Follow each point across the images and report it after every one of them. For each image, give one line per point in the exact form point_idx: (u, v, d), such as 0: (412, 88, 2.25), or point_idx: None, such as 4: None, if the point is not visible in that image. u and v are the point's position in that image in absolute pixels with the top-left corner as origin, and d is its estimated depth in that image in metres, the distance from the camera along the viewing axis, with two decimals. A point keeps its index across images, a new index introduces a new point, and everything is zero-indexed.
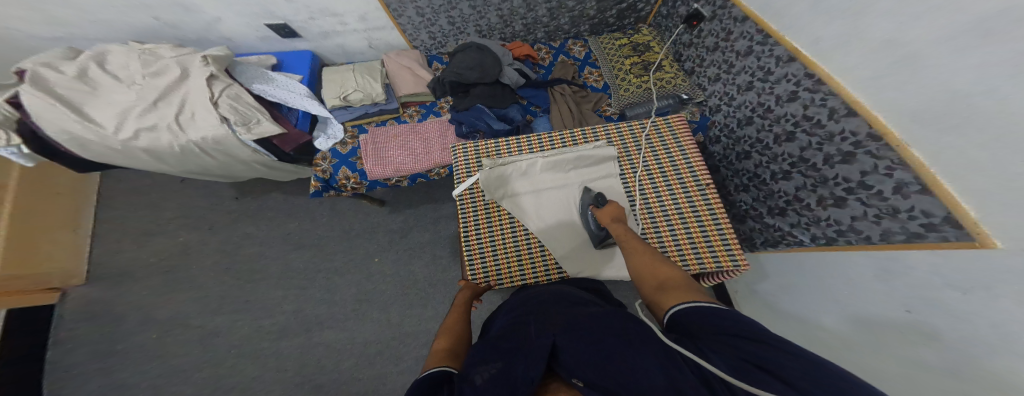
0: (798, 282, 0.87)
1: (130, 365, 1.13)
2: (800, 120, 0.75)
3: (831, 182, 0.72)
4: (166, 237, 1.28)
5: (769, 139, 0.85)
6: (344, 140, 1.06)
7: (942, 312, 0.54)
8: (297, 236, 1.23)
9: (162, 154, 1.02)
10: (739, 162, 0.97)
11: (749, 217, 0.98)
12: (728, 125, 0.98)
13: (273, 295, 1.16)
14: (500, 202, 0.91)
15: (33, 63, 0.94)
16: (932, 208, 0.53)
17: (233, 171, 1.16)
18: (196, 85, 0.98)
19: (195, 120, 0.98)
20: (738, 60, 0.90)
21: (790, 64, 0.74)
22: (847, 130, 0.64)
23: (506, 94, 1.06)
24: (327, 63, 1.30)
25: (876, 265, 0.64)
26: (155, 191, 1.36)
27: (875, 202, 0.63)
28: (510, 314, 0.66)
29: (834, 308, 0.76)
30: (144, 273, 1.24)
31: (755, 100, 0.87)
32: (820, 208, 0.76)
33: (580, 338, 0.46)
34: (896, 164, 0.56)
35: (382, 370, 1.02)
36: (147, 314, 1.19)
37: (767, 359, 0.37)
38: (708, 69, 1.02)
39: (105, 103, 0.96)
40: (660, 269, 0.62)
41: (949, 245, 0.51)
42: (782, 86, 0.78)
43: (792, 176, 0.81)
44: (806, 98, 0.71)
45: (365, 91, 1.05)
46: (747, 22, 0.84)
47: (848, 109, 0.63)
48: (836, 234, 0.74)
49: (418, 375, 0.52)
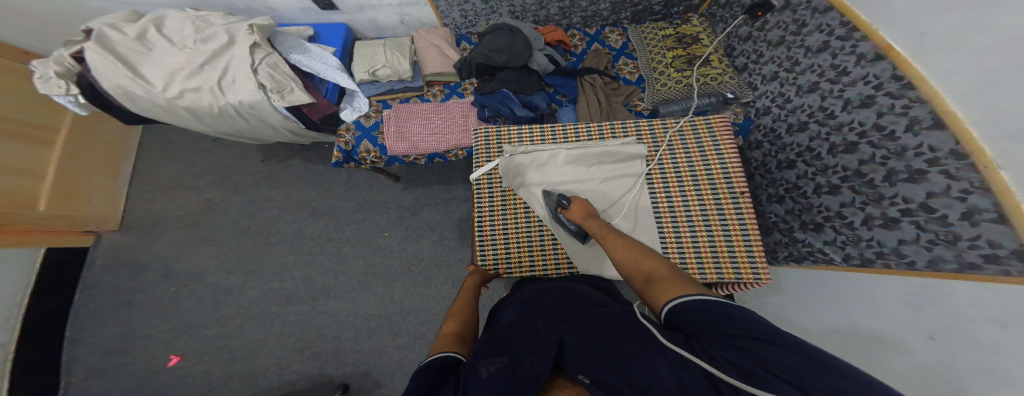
0: (807, 297, 0.82)
1: (148, 313, 1.19)
2: (869, 130, 0.67)
3: (886, 201, 0.65)
4: (191, 194, 1.32)
5: (823, 148, 0.77)
6: (368, 113, 1.08)
7: (968, 343, 0.50)
8: (312, 204, 1.24)
9: (201, 113, 1.06)
10: (778, 171, 0.90)
11: (777, 229, 0.92)
12: (775, 130, 0.91)
13: (284, 259, 1.18)
14: (517, 190, 0.91)
15: (100, 24, 1.00)
16: (1002, 238, 0.48)
17: (261, 134, 1.20)
18: (239, 52, 1.01)
19: (234, 85, 1.02)
20: (806, 57, 0.81)
21: (876, 63, 0.65)
22: (925, 144, 0.57)
23: (532, 80, 1.04)
24: (358, 36, 1.31)
25: (909, 290, 0.60)
26: (185, 148, 1.41)
27: (934, 227, 0.57)
28: (520, 307, 0.65)
29: (838, 326, 0.72)
30: (169, 227, 1.29)
31: (817, 103, 0.78)
32: (864, 228, 0.69)
33: (587, 335, 0.45)
34: (976, 187, 0.50)
35: (381, 344, 1.04)
36: (167, 267, 1.24)
37: (779, 366, 0.33)
38: (764, 67, 0.94)
39: (158, 63, 1.02)
40: (643, 261, 0.61)
41: (1007, 280, 0.47)
42: (856, 88, 0.69)
43: (840, 191, 0.74)
44: (884, 103, 0.64)
45: (392, 66, 1.06)
46: (831, 12, 0.73)
47: (935, 120, 0.55)
48: (874, 256, 0.67)
49: (423, 360, 0.52)
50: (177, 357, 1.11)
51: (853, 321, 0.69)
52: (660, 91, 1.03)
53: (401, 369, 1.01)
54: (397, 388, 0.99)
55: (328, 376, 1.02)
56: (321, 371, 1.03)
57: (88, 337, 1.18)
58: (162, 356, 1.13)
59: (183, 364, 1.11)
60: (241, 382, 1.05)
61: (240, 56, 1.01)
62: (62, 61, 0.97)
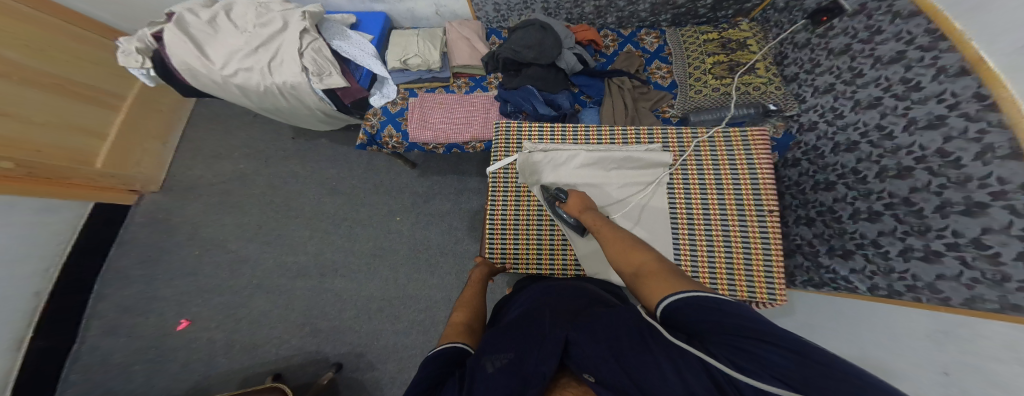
0: (821, 326, 0.77)
1: (171, 272, 1.26)
2: (929, 154, 0.58)
3: (932, 233, 0.58)
4: (227, 163, 1.40)
5: (870, 171, 0.69)
6: (395, 100, 1.12)
7: (978, 379, 0.46)
8: (333, 182, 1.27)
9: (250, 91, 1.14)
10: (814, 191, 0.82)
11: (801, 252, 0.85)
12: (819, 148, 0.83)
13: (300, 233, 1.21)
14: (532, 188, 0.90)
15: (182, 8, 1.11)
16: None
17: (298, 114, 1.26)
18: (290, 37, 1.08)
19: (280, 67, 1.09)
20: (873, 69, 0.71)
21: (958, 78, 0.54)
22: (992, 175, 0.49)
23: (558, 78, 1.03)
24: (396, 26, 1.36)
25: (936, 324, 0.54)
26: (227, 121, 1.50)
27: (982, 265, 0.50)
28: (527, 301, 0.63)
29: (847, 348, 0.68)
30: (202, 193, 1.37)
31: (875, 121, 0.69)
32: (899, 260, 0.62)
33: (592, 331, 0.43)
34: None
35: (379, 328, 1.03)
36: (193, 231, 1.31)
37: (787, 373, 0.30)
38: (818, 78, 0.86)
39: (220, 44, 1.11)
40: (633, 256, 0.57)
41: None
42: (925, 107, 0.60)
43: (881, 219, 0.67)
44: (953, 126, 0.55)
45: (423, 57, 1.08)
46: (916, 18, 0.63)
47: (1014, 149, 0.46)
48: (904, 289, 0.61)
49: (432, 349, 0.50)
50: (185, 322, 1.15)
51: (861, 350, 0.65)
52: (694, 98, 1.00)
53: (396, 353, 1.00)
54: (389, 372, 0.99)
55: (323, 353, 1.03)
56: (318, 348, 1.03)
57: (113, 291, 1.26)
58: (176, 315, 1.18)
59: (190, 328, 1.15)
60: (244, 347, 1.08)
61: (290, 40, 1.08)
62: (143, 39, 1.09)
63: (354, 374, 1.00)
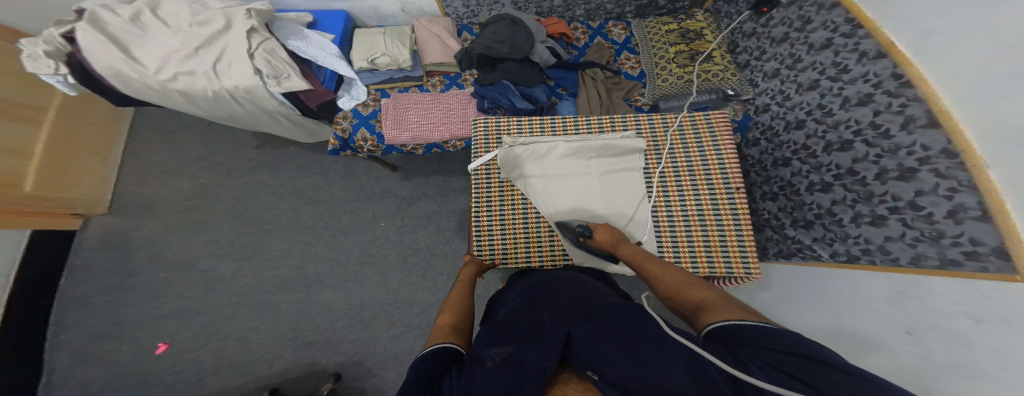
0: (799, 296, 0.86)
1: (138, 299, 1.18)
2: (863, 127, 0.68)
3: (875, 199, 0.67)
4: (185, 177, 1.30)
5: (818, 146, 0.78)
6: (367, 102, 1.08)
7: (942, 338, 0.53)
8: (310, 191, 1.22)
9: (196, 97, 1.04)
10: (774, 168, 0.92)
11: (770, 226, 0.95)
12: (773, 127, 0.92)
13: (279, 246, 1.16)
14: (515, 181, 0.92)
15: (95, 5, 0.98)
16: (984, 236, 0.49)
17: (257, 120, 1.18)
18: (235, 36, 0.99)
19: (229, 69, 1.00)
20: (808, 54, 0.81)
21: (877, 61, 0.64)
22: (916, 143, 0.58)
23: (534, 73, 1.03)
24: (359, 24, 1.28)
25: (894, 285, 0.62)
26: (179, 131, 1.38)
27: (920, 225, 0.59)
28: (520, 294, 0.67)
29: (828, 320, 0.75)
30: (161, 211, 1.27)
31: (815, 101, 0.79)
32: (852, 225, 0.72)
33: (592, 330, 0.47)
34: (961, 185, 0.52)
35: (375, 334, 1.03)
36: (157, 253, 1.22)
37: (817, 378, 0.33)
38: (766, 64, 0.94)
39: (151, 46, 0.99)
40: (691, 290, 0.57)
41: (987, 276, 0.49)
42: (855, 86, 0.70)
43: (833, 189, 0.76)
44: (880, 102, 0.64)
45: (392, 55, 1.04)
46: (837, 9, 0.72)
47: (929, 119, 0.55)
48: (860, 253, 0.70)
49: (422, 350, 0.52)
50: (163, 346, 1.09)
51: (841, 321, 0.72)
52: (661, 86, 1.04)
53: (395, 359, 1.01)
54: (391, 377, 1.00)
55: (320, 365, 1.02)
56: (314, 360, 1.02)
57: (71, 323, 1.16)
58: (150, 343, 1.11)
59: (171, 353, 1.09)
60: (232, 368, 1.04)
61: (237, 40, 0.99)
62: (52, 40, 0.94)
63: (355, 383, 0.99)
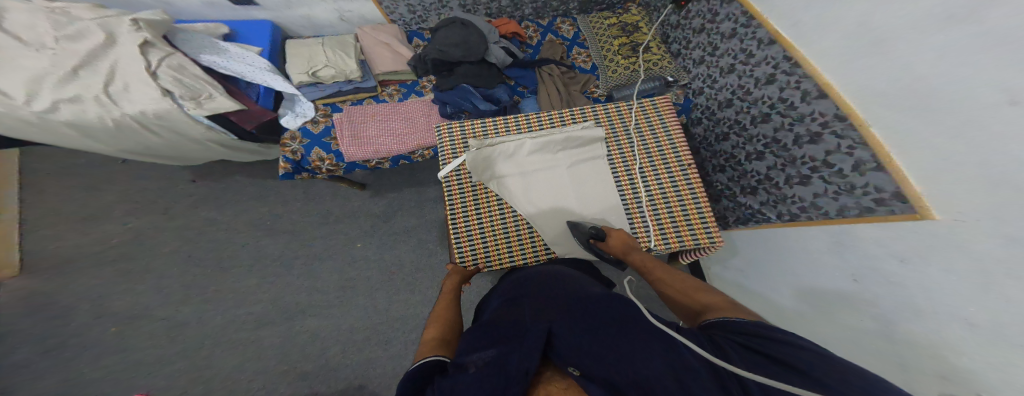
0: (762, 257, 0.96)
1: (90, 359, 1.05)
2: (775, 102, 0.82)
3: (798, 161, 0.80)
4: (111, 222, 1.20)
5: (746, 120, 0.92)
6: (314, 118, 1.04)
7: (880, 279, 0.63)
8: (268, 222, 1.19)
9: (93, 130, 0.91)
10: (717, 143, 1.04)
11: (725, 197, 1.06)
12: (710, 107, 1.05)
13: (245, 283, 1.12)
14: (487, 183, 0.91)
15: None
16: (883, 184, 0.60)
17: (182, 149, 1.09)
18: (127, 52, 0.92)
19: (128, 92, 0.91)
20: (722, 42, 0.97)
21: (770, 47, 0.81)
22: (816, 111, 0.72)
23: (493, 74, 1.06)
24: (291, 34, 1.28)
25: (834, 236, 0.72)
26: (95, 174, 1.25)
27: (836, 180, 0.71)
28: (503, 297, 0.69)
29: (789, 278, 0.86)
30: (93, 263, 1.16)
31: (736, 82, 0.94)
32: (788, 187, 0.84)
33: (576, 330, 0.49)
34: (856, 143, 0.64)
35: (374, 356, 1.01)
36: (101, 306, 1.11)
37: (786, 357, 0.39)
38: (693, 52, 1.09)
39: (10, 69, 0.84)
40: (701, 295, 0.63)
41: (896, 217, 0.59)
42: (761, 68, 0.85)
43: (765, 156, 0.88)
44: (782, 80, 0.79)
45: (337, 66, 1.03)
46: (733, 5, 0.91)
47: (819, 91, 0.70)
48: (799, 211, 0.82)
49: (409, 368, 0.53)
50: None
51: (800, 278, 0.83)
52: (612, 77, 1.11)
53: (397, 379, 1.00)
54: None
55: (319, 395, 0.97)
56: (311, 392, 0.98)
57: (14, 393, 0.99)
58: None
59: None
60: None
61: (129, 56, 0.91)
62: None
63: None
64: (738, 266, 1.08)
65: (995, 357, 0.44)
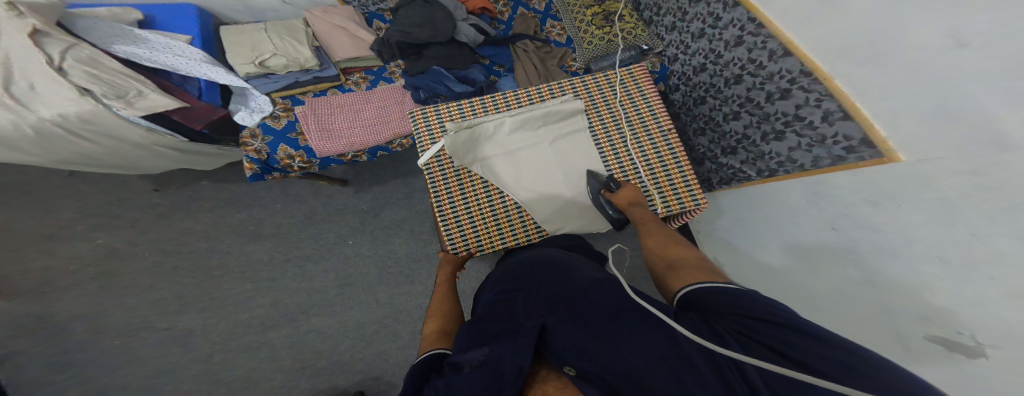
0: (746, 215, 0.99)
1: (104, 372, 1.06)
2: (744, 63, 0.80)
3: (772, 118, 0.79)
4: (79, 240, 1.15)
5: (720, 83, 0.90)
6: (275, 113, 0.95)
7: (856, 226, 0.66)
8: (250, 227, 1.19)
9: (11, 142, 0.81)
10: (696, 107, 1.01)
11: (707, 159, 1.05)
12: (685, 72, 1.01)
13: (242, 289, 1.14)
14: (471, 167, 0.87)
15: None
16: (852, 132, 0.62)
17: (127, 156, 1.00)
18: (15, 41, 0.77)
19: (37, 92, 0.79)
20: (691, 6, 0.92)
21: (735, 9, 0.79)
22: (782, 70, 0.72)
23: (464, 54, 0.96)
24: (226, 20, 1.14)
25: (809, 189, 0.75)
26: (47, 193, 1.18)
27: (807, 132, 0.71)
28: (495, 285, 0.67)
29: (774, 232, 0.89)
30: (72, 282, 1.12)
31: (707, 46, 0.90)
32: (765, 143, 0.84)
33: (568, 322, 0.47)
34: (823, 96, 0.65)
35: (384, 347, 1.07)
36: (97, 321, 1.10)
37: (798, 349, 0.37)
38: (665, 18, 1.03)
39: None
40: (672, 250, 0.66)
41: (867, 164, 0.60)
42: (729, 31, 0.82)
43: (741, 116, 0.87)
44: (749, 42, 0.77)
45: (288, 55, 0.92)
46: None
47: (785, 50, 0.70)
48: (777, 166, 0.83)
49: (414, 359, 0.55)
50: None
51: (782, 229, 0.86)
52: (588, 49, 1.02)
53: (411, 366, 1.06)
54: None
55: (340, 387, 1.04)
56: (332, 384, 1.04)
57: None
58: None
59: None
60: None
61: (23, 48, 0.77)
62: None
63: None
64: (721, 226, 1.12)
65: (971, 292, 0.49)
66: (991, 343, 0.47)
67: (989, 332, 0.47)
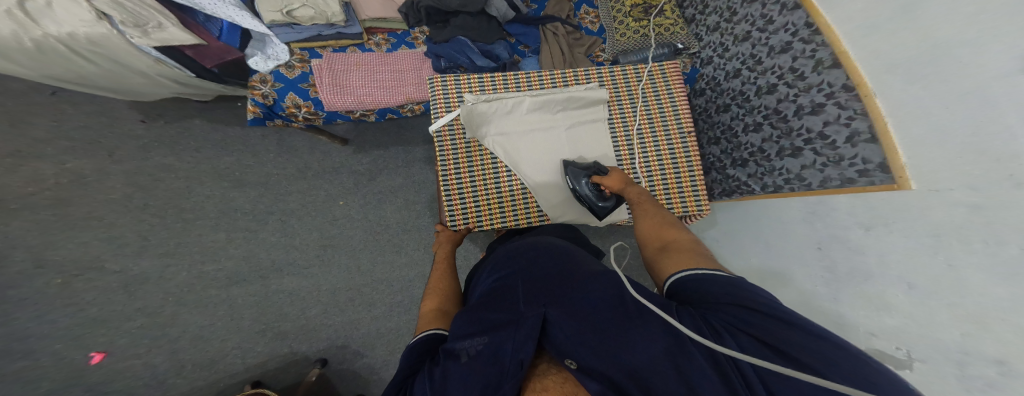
0: (738, 228, 1.02)
1: (35, 314, 1.00)
2: (785, 72, 0.77)
3: (794, 133, 0.78)
4: (42, 162, 1.08)
5: (750, 91, 0.87)
6: (290, 63, 0.95)
7: (843, 248, 0.67)
8: (236, 173, 1.16)
9: (5, 50, 0.76)
10: (716, 114, 1.01)
11: (714, 168, 1.05)
12: (715, 78, 1.00)
13: (214, 237, 1.12)
14: (483, 141, 0.86)
15: None
16: (872, 155, 0.60)
17: (124, 82, 0.96)
18: None
19: (51, 9, 0.74)
20: (741, 7, 0.88)
21: (794, 12, 0.74)
22: (824, 82, 0.68)
23: (492, 28, 1.01)
24: None
25: (807, 207, 0.76)
26: (19, 108, 1.11)
27: (826, 151, 0.70)
28: (494, 267, 0.62)
29: (762, 246, 0.91)
30: (24, 206, 1.05)
31: (748, 51, 0.87)
32: (778, 158, 0.83)
33: (569, 312, 0.43)
34: (856, 114, 0.63)
35: (357, 317, 1.11)
36: (39, 255, 1.03)
37: (792, 343, 0.33)
38: (709, 18, 1.01)
39: None
40: (666, 231, 0.61)
41: (873, 188, 0.61)
42: (778, 36, 0.78)
43: (762, 128, 0.86)
44: (798, 48, 0.73)
45: (317, 7, 0.91)
46: None
47: (833, 60, 0.66)
48: (783, 182, 0.82)
49: (411, 341, 0.51)
50: (99, 354, 1.00)
51: (767, 242, 0.89)
52: (619, 41, 1.06)
53: (381, 338, 1.10)
54: (380, 356, 1.10)
55: (302, 353, 1.08)
56: (292, 348, 1.07)
57: None
58: (77, 357, 1.00)
59: (117, 358, 1.01)
60: (198, 367, 1.03)
61: None
62: None
63: (343, 365, 1.08)
64: (712, 236, 1.16)
65: (923, 313, 0.52)
66: (919, 357, 0.52)
67: (924, 348, 0.51)
